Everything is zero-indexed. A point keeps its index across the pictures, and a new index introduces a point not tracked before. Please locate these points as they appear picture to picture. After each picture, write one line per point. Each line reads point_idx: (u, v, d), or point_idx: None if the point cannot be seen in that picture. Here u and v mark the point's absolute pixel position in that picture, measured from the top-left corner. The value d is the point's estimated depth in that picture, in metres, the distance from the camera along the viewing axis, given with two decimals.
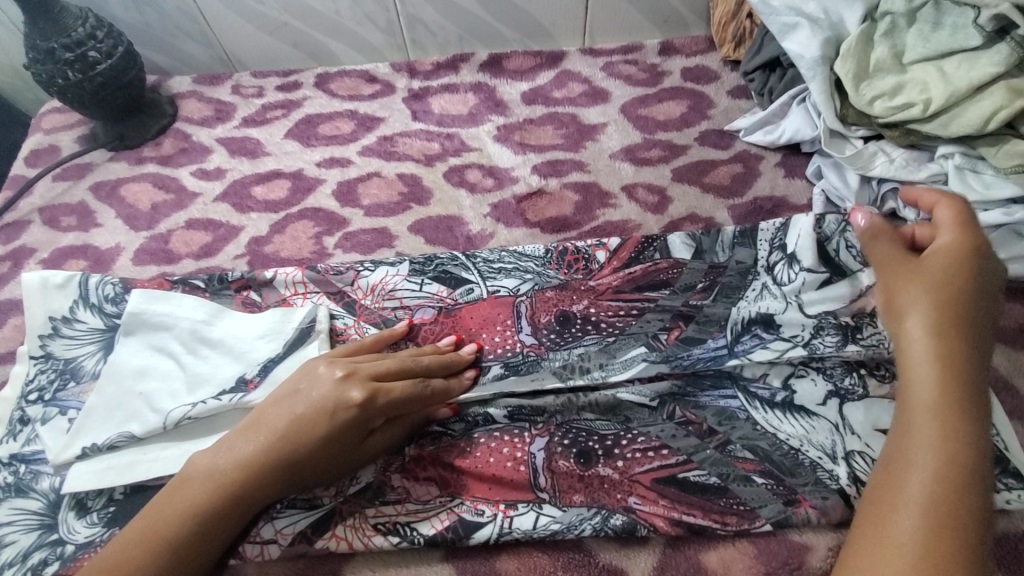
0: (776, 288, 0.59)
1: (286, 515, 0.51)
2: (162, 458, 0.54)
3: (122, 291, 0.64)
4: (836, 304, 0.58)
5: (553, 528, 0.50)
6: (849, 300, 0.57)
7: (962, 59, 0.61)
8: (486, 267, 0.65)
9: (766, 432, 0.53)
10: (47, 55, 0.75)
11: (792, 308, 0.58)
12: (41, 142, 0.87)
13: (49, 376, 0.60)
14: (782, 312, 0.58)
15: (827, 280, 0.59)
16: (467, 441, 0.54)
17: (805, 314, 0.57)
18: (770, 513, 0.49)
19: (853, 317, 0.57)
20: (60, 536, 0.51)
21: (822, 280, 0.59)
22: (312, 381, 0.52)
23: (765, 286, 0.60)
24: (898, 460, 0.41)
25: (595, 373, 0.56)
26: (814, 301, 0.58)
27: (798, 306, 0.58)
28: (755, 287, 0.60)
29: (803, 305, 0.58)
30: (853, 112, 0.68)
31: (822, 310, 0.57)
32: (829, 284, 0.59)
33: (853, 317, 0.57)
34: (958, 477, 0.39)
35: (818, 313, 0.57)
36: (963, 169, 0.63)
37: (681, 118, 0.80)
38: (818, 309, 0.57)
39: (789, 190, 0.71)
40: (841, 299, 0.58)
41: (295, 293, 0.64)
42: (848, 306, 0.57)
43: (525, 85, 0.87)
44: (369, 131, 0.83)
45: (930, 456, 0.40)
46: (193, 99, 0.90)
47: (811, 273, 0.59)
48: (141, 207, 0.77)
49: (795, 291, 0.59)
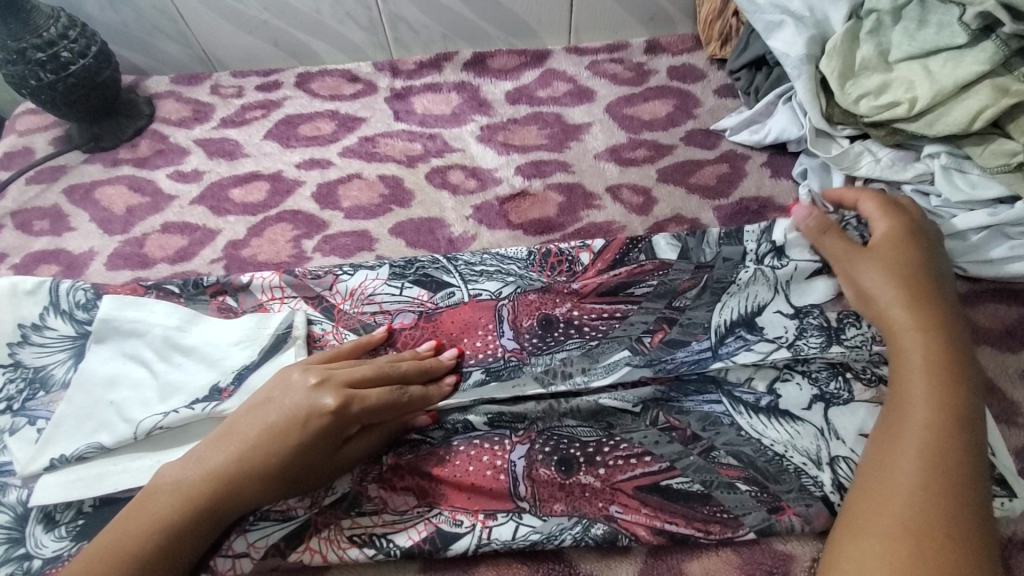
0: (766, 277, 0.58)
1: (259, 528, 0.50)
2: (134, 470, 0.52)
3: (94, 297, 0.62)
4: (823, 297, 0.57)
5: (533, 539, 0.49)
6: (834, 295, 0.57)
7: (947, 58, 0.60)
8: (467, 270, 0.63)
9: (751, 438, 0.52)
10: (19, 55, 0.73)
11: (779, 298, 0.57)
12: (15, 144, 0.85)
13: (18, 386, 0.58)
14: (770, 302, 0.57)
15: (817, 271, 0.58)
16: (446, 449, 0.53)
17: (787, 315, 0.56)
18: (753, 521, 0.48)
19: (838, 313, 0.56)
20: (27, 550, 0.50)
21: (814, 269, 0.58)
22: (285, 389, 0.50)
23: (755, 278, 0.58)
24: (880, 456, 0.44)
25: (577, 378, 0.55)
26: (801, 292, 0.57)
27: (785, 296, 0.57)
28: (742, 281, 0.59)
29: (790, 297, 0.57)
30: (839, 111, 0.67)
31: (807, 304, 0.57)
32: (819, 275, 0.58)
33: (837, 315, 0.56)
34: (940, 445, 0.42)
35: (804, 304, 0.57)
36: (950, 169, 0.62)
37: (667, 118, 0.79)
38: (803, 301, 0.57)
39: (775, 190, 0.70)
40: (830, 291, 0.57)
41: (272, 298, 0.62)
42: (834, 300, 0.57)
43: (509, 85, 0.86)
44: (350, 132, 0.82)
45: (910, 450, 0.43)
46: (171, 99, 0.88)
47: (806, 261, 0.58)
48: (116, 211, 0.75)
49: (785, 278, 0.58)
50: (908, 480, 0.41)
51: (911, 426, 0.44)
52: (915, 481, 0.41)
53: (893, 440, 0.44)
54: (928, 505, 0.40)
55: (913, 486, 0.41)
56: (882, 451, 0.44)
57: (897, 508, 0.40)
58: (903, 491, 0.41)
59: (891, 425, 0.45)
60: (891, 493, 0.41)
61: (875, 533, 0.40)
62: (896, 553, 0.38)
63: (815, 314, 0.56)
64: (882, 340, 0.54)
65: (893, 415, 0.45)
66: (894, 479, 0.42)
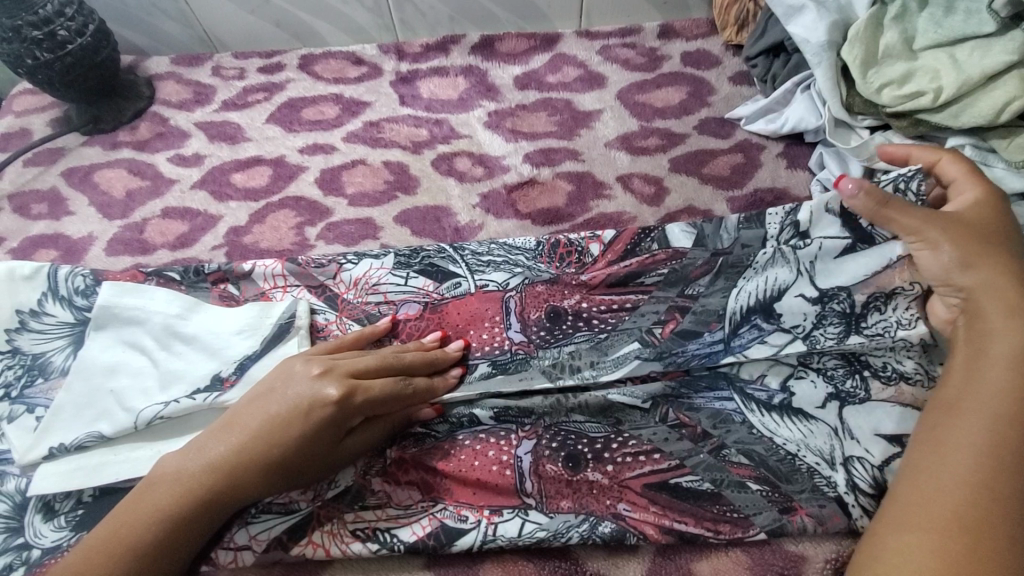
0: (790, 254, 0.56)
1: (261, 521, 0.49)
2: (132, 460, 0.51)
3: (92, 284, 0.61)
4: (850, 279, 0.54)
5: (539, 536, 0.48)
6: (867, 275, 0.54)
7: (975, 46, 0.58)
8: (475, 260, 0.62)
9: (763, 436, 0.50)
10: (13, 33, 0.71)
11: (802, 280, 0.55)
12: (12, 125, 0.83)
13: (16, 372, 0.57)
14: (792, 285, 0.55)
15: (849, 248, 0.55)
16: (451, 443, 0.52)
17: (809, 299, 0.54)
18: (764, 521, 0.47)
19: (866, 298, 0.54)
20: (26, 540, 0.49)
21: (843, 248, 0.55)
22: (288, 379, 0.49)
23: (775, 259, 0.56)
24: (950, 440, 0.42)
25: (585, 372, 0.54)
26: (827, 274, 0.55)
27: (809, 278, 0.55)
28: (766, 254, 0.57)
29: (815, 279, 0.55)
30: (859, 101, 0.65)
31: (834, 288, 0.54)
32: (850, 253, 0.55)
33: (866, 298, 0.53)
34: (1013, 439, 0.41)
35: (829, 287, 0.54)
36: (973, 162, 0.59)
37: (680, 105, 0.77)
38: (829, 284, 0.54)
39: (791, 181, 0.68)
40: (861, 272, 0.54)
41: (274, 286, 0.61)
42: (864, 283, 0.54)
43: (518, 69, 0.84)
44: (354, 116, 0.80)
45: (976, 440, 0.41)
46: (171, 80, 0.86)
47: (833, 241, 0.55)
48: (115, 195, 0.74)
49: (809, 259, 0.56)
50: (965, 471, 0.40)
51: (981, 412, 0.42)
52: (971, 471, 0.40)
53: (957, 427, 0.43)
54: (990, 495, 0.39)
55: (971, 475, 0.40)
56: (939, 439, 0.43)
57: (951, 496, 0.40)
58: (956, 481, 0.40)
59: (959, 410, 0.43)
60: (946, 484, 0.40)
61: (920, 518, 0.39)
62: (940, 542, 0.38)
63: (840, 299, 0.54)
64: (905, 327, 0.52)
65: (959, 401, 0.44)
66: (949, 469, 0.41)
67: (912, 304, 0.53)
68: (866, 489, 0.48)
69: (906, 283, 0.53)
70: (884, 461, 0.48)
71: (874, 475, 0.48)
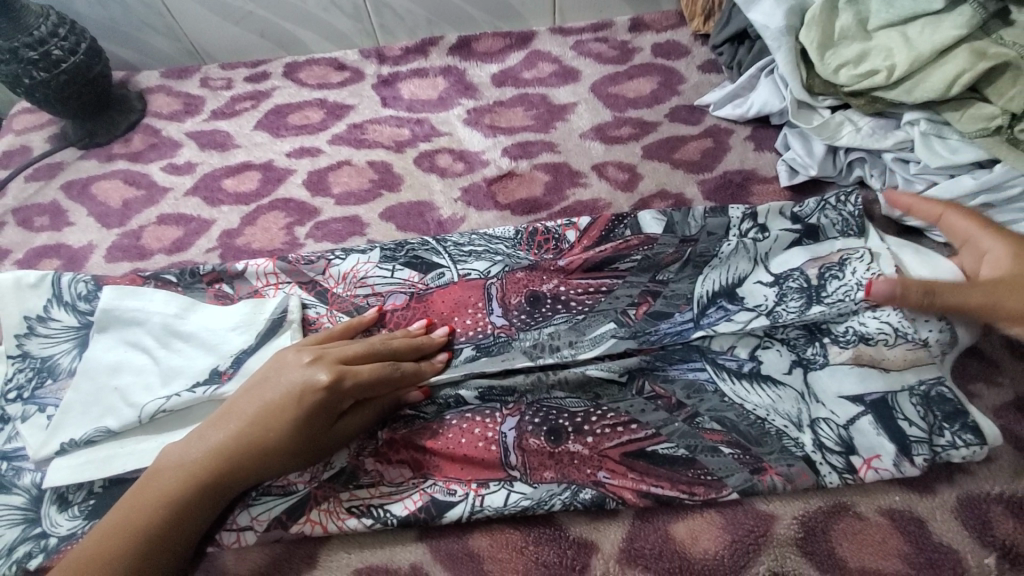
0: (751, 245, 0.60)
1: (261, 502, 0.52)
2: (139, 451, 0.54)
3: (95, 289, 0.64)
4: (803, 260, 0.58)
5: (523, 505, 0.50)
6: (818, 256, 0.58)
7: (925, 23, 0.61)
8: (456, 251, 0.65)
9: (734, 404, 0.53)
10: (11, 54, 0.74)
11: (758, 268, 0.59)
12: (13, 143, 0.86)
13: (27, 374, 0.60)
14: (750, 273, 0.59)
15: (798, 241, 0.60)
16: (439, 423, 0.55)
17: (767, 283, 0.58)
18: (736, 481, 0.50)
19: (820, 270, 0.57)
20: (44, 529, 0.52)
21: (794, 239, 0.60)
22: (281, 368, 0.52)
23: (738, 249, 0.60)
24: None
25: (564, 351, 0.57)
26: (781, 260, 0.59)
27: (764, 266, 0.59)
28: (730, 243, 0.60)
29: (770, 266, 0.59)
30: (819, 82, 0.68)
31: (788, 268, 0.58)
32: (798, 246, 0.60)
33: (820, 271, 0.57)
34: None
35: (784, 270, 0.58)
36: (929, 135, 0.62)
37: (651, 95, 0.80)
38: (781, 267, 0.59)
39: (759, 162, 0.71)
40: (811, 255, 0.58)
41: (267, 284, 0.64)
42: (815, 261, 0.58)
43: (495, 67, 0.86)
44: (338, 119, 0.83)
45: None
46: (162, 93, 0.89)
47: (787, 232, 0.60)
48: (113, 204, 0.77)
49: (765, 249, 0.60)
50: None
51: None
52: None
53: None
54: None
55: None
56: None
57: None
58: None
59: None
60: None
61: None
62: None
63: (796, 276, 0.58)
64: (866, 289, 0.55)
65: None
66: None
67: (868, 264, 0.56)
68: (832, 447, 0.50)
69: (853, 251, 0.57)
70: (848, 420, 0.51)
71: (839, 435, 0.51)
